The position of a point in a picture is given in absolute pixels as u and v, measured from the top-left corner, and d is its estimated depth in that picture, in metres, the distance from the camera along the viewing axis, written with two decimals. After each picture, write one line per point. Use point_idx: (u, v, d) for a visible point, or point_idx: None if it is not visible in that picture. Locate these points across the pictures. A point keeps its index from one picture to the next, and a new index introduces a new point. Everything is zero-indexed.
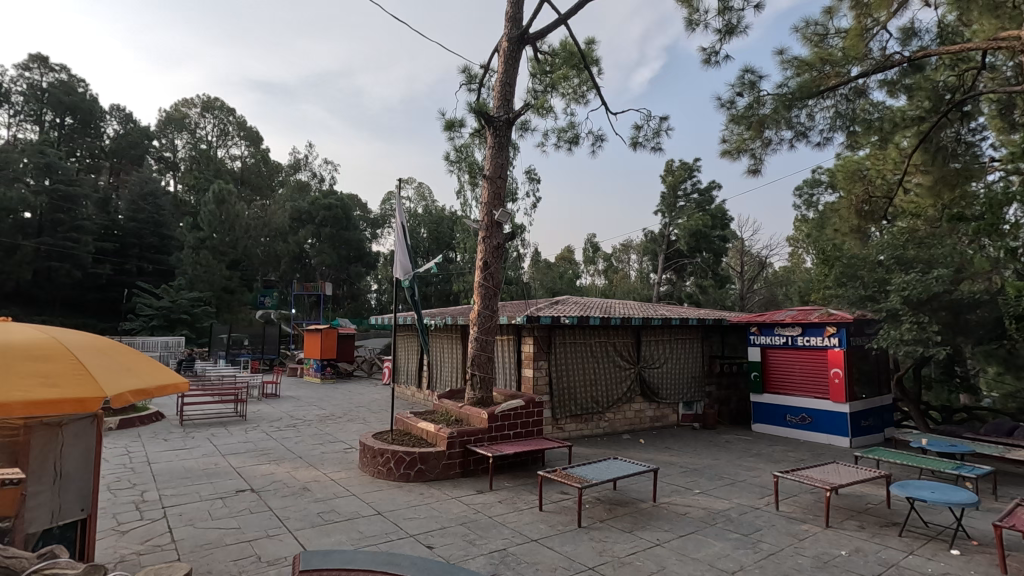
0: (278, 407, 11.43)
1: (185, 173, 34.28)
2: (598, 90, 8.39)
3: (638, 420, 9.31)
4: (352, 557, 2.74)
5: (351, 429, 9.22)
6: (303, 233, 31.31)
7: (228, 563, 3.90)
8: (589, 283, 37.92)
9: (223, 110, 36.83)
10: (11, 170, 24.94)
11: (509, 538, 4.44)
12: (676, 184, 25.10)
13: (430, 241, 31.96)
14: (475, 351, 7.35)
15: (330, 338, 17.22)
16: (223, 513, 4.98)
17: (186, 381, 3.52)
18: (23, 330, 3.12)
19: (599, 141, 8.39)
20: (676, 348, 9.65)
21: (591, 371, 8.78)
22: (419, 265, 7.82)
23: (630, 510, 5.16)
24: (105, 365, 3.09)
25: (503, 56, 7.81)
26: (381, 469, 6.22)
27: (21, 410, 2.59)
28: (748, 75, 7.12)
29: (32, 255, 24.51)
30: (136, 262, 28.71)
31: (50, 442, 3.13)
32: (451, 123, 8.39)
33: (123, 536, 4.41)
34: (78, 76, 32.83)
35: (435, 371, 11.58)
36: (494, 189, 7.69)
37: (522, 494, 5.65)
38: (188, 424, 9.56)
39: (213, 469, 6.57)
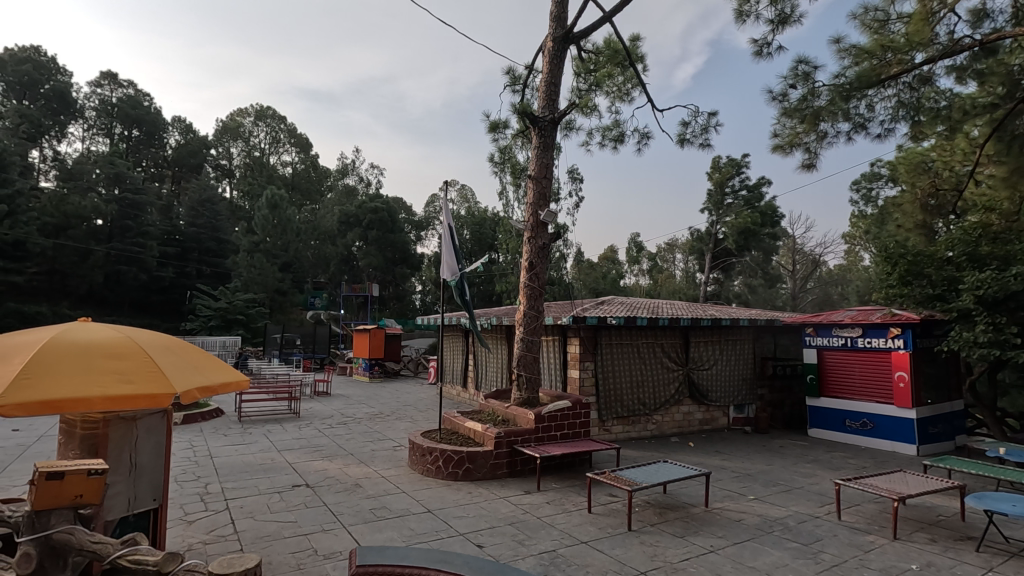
0: (330, 405, 11.76)
1: (240, 180, 35.83)
2: (643, 87, 8.28)
3: (687, 422, 9.10)
4: (406, 553, 2.78)
5: (399, 428, 9.38)
6: (351, 236, 32.02)
7: (287, 555, 4.04)
8: (633, 283, 37.34)
9: (275, 118, 38.15)
10: (84, 181, 26.87)
11: (558, 539, 4.43)
12: (723, 181, 24.40)
13: (473, 242, 32.25)
14: (521, 351, 7.36)
15: (377, 337, 17.63)
16: (281, 507, 5.15)
17: (247, 380, 3.68)
18: (101, 330, 3.32)
19: (645, 139, 8.26)
20: (726, 349, 9.38)
21: (638, 373, 8.65)
22: (465, 265, 7.91)
23: (682, 515, 5.05)
24: (174, 363, 3.27)
25: (547, 56, 7.80)
26: (430, 467, 6.32)
27: (99, 404, 2.78)
28: (802, 66, 6.84)
29: (104, 260, 26.23)
30: (195, 265, 30.09)
31: (126, 435, 3.34)
32: (496, 124, 8.46)
33: (189, 526, 4.64)
34: (143, 91, 34.91)
35: (481, 372, 11.66)
36: (539, 189, 7.68)
37: (570, 495, 5.63)
38: (246, 419, 9.96)
39: (270, 463, 6.82)
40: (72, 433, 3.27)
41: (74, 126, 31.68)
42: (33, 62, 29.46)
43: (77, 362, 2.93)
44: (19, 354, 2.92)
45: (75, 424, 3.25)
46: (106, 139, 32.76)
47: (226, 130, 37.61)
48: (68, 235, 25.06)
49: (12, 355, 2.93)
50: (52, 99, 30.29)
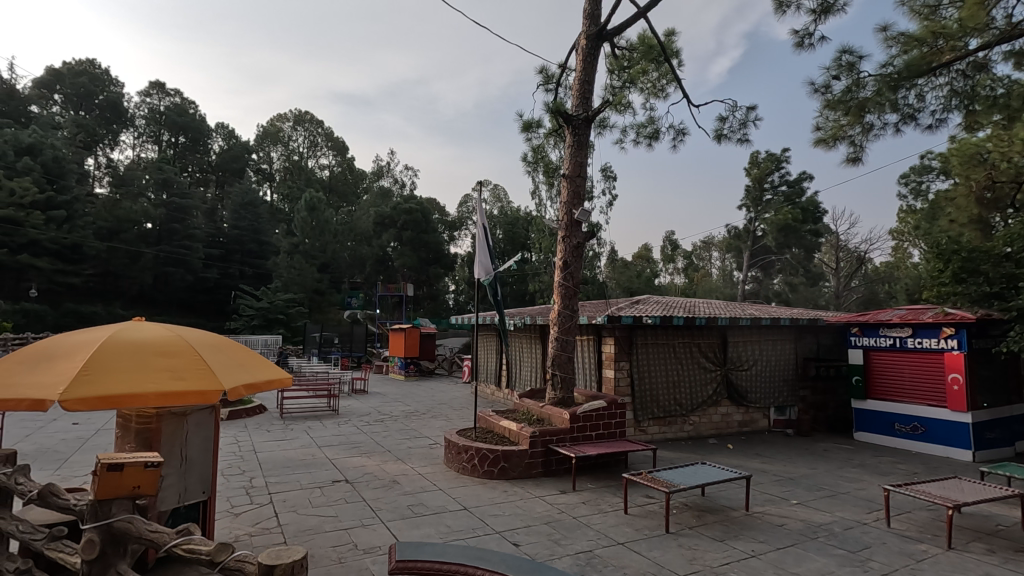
0: (367, 403, 11.98)
1: (280, 183, 36.86)
2: (678, 83, 8.16)
3: (725, 424, 8.90)
4: (443, 550, 2.82)
5: (434, 426, 9.50)
6: (386, 237, 32.51)
7: (328, 549, 4.15)
8: (668, 282, 36.78)
9: (313, 122, 39.02)
10: (135, 186, 28.14)
11: (594, 539, 4.40)
12: (762, 177, 23.76)
13: (506, 242, 32.36)
14: (555, 350, 7.34)
15: (412, 337, 17.89)
16: (322, 502, 5.29)
17: (290, 377, 3.79)
18: (153, 328, 3.47)
19: (681, 135, 8.12)
20: (766, 349, 9.14)
21: (674, 374, 8.52)
22: (499, 265, 7.94)
23: (721, 518, 4.95)
24: (222, 360, 3.40)
25: (581, 54, 7.76)
26: (465, 465, 6.38)
27: (154, 400, 2.91)
28: (847, 56, 6.61)
29: (153, 261, 27.42)
30: (238, 266, 30.87)
31: (177, 430, 3.50)
32: (529, 124, 8.46)
33: (236, 518, 4.81)
34: (189, 99, 36.30)
35: (515, 371, 11.69)
36: (573, 188, 7.64)
37: (606, 496, 5.59)
38: (287, 416, 10.26)
39: (312, 459, 7.01)
40: (127, 427, 3.41)
41: (126, 134, 33.23)
42: (89, 75, 31.29)
43: (132, 360, 3.07)
44: (80, 352, 3.09)
45: (131, 419, 3.41)
46: (155, 146, 34.21)
47: (267, 135, 38.71)
48: (121, 239, 26.32)
49: (74, 353, 3.09)
50: (105, 109, 31.88)
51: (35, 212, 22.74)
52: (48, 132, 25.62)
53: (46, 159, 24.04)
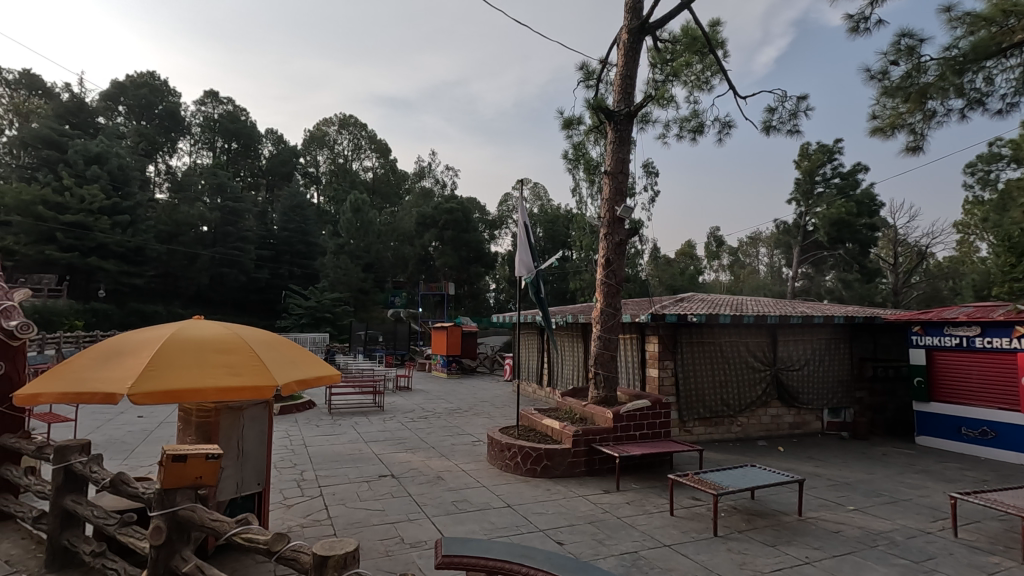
0: (411, 400, 12.20)
1: (326, 186, 37.93)
2: (724, 75, 7.94)
3: (775, 425, 8.61)
4: (488, 547, 2.83)
5: (477, 423, 9.58)
6: (428, 236, 32.90)
7: (376, 542, 4.25)
8: (712, 279, 35.88)
9: (357, 126, 39.85)
10: (191, 192, 29.59)
11: (639, 541, 4.34)
12: (813, 170, 22.90)
13: (547, 240, 32.31)
14: (598, 349, 7.28)
15: (455, 335, 18.11)
16: (369, 496, 5.43)
17: (339, 373, 3.90)
18: (212, 327, 3.63)
19: (727, 128, 7.90)
20: (819, 348, 8.79)
21: (721, 374, 8.30)
22: (540, 262, 7.92)
23: (772, 523, 4.79)
24: (275, 357, 3.53)
25: (623, 49, 7.65)
26: (508, 462, 6.41)
27: (215, 395, 3.04)
28: (906, 40, 6.27)
29: (208, 263, 28.76)
30: (287, 266, 31.86)
31: (234, 424, 3.68)
32: (569, 121, 8.42)
33: (289, 510, 4.99)
34: (240, 106, 37.77)
35: (557, 370, 11.66)
36: (615, 185, 7.55)
37: (651, 497, 5.50)
38: (336, 412, 10.58)
39: (359, 454, 7.19)
40: (188, 421, 3.60)
41: (183, 141, 35.01)
42: (150, 87, 33.17)
43: (193, 357, 3.23)
44: (144, 350, 3.26)
45: (192, 413, 3.61)
46: (210, 152, 35.84)
47: (313, 139, 39.91)
48: (179, 241, 27.74)
49: (141, 350, 3.28)
50: (165, 119, 33.68)
51: (102, 217, 24.23)
52: (114, 142, 27.23)
53: (112, 167, 25.56)
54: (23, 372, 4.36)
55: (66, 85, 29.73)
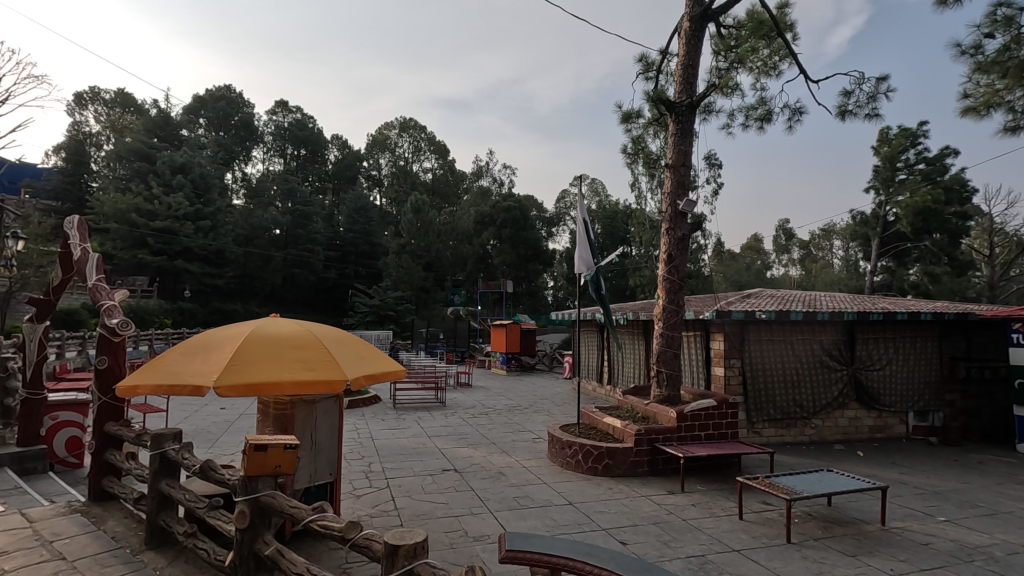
0: (472, 396, 12.39)
1: (388, 188, 39.08)
2: (793, 59, 7.53)
3: (854, 429, 8.12)
4: (551, 544, 2.83)
5: (538, 420, 9.59)
6: (486, 234, 33.23)
7: (441, 534, 4.35)
8: (781, 275, 34.22)
9: (417, 129, 40.55)
10: (265, 197, 31.35)
11: (706, 544, 4.21)
12: (894, 155, 21.37)
13: (605, 237, 31.88)
14: (660, 347, 7.11)
15: (513, 333, 18.25)
16: (434, 489, 5.57)
17: (403, 369, 4.00)
18: (287, 324, 3.84)
19: (798, 114, 7.50)
20: (902, 347, 8.20)
21: (793, 372, 7.91)
22: (600, 259, 7.82)
23: (851, 532, 4.53)
24: (345, 353, 3.68)
25: (684, 37, 7.42)
26: (569, 460, 6.40)
27: (290, 388, 3.21)
28: (1002, 10, 5.73)
29: (281, 264, 30.38)
30: (353, 266, 33.03)
31: (307, 416, 3.88)
32: (628, 115, 8.27)
33: (358, 500, 5.20)
34: (308, 114, 39.56)
35: (618, 368, 11.51)
36: (677, 178, 7.33)
37: (719, 500, 5.33)
38: (400, 407, 10.92)
39: (423, 448, 7.38)
40: (267, 412, 3.83)
41: (257, 149, 37.32)
42: (226, 99, 35.75)
43: (271, 352, 3.42)
44: (227, 345, 3.50)
45: (269, 405, 3.83)
46: (281, 159, 37.81)
47: (376, 143, 41.21)
48: (255, 244, 29.49)
49: (224, 345, 3.52)
50: (240, 128, 36.31)
51: (186, 223, 26.16)
52: (196, 152, 29.28)
53: (194, 175, 27.48)
54: (124, 366, 4.76)
55: (155, 101, 32.31)
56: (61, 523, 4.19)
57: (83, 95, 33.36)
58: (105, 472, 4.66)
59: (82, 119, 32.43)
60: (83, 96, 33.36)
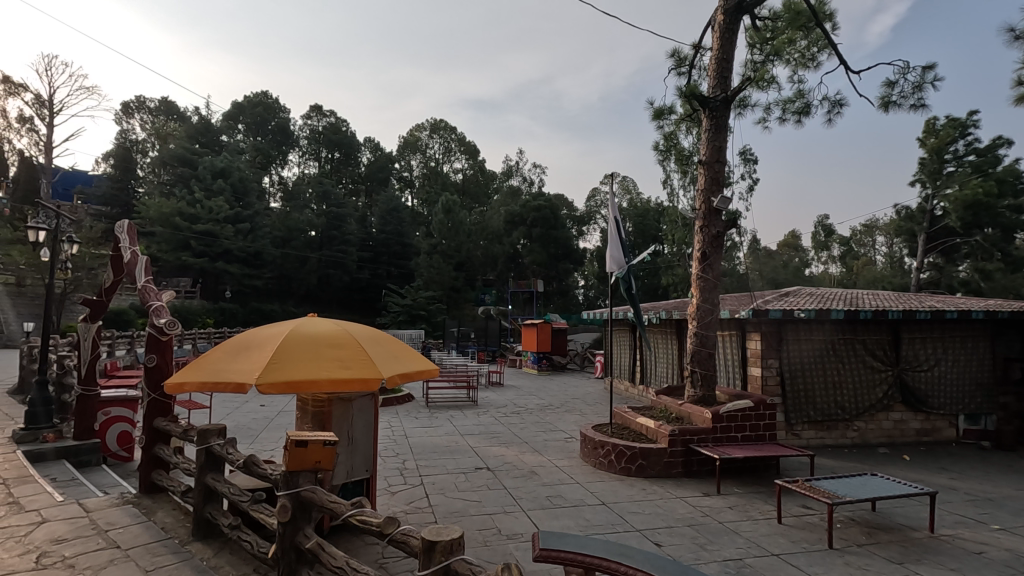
0: (503, 396, 12.43)
1: (420, 189, 39.55)
2: (833, 49, 7.31)
3: (899, 432, 7.83)
4: (586, 543, 2.82)
5: (569, 420, 9.56)
6: (517, 234, 33.35)
7: (475, 532, 4.38)
8: (820, 272, 33.22)
9: (447, 129, 40.66)
10: (300, 200, 32.12)
11: (744, 548, 4.13)
12: (941, 147, 20.48)
13: (637, 235, 31.53)
14: (694, 346, 6.99)
15: (544, 332, 18.24)
16: (467, 487, 5.61)
17: (436, 368, 4.05)
18: (324, 323, 3.93)
19: (838, 107, 7.28)
20: (951, 346, 7.84)
21: (834, 374, 7.69)
22: (631, 258, 7.74)
23: (897, 539, 4.36)
24: (380, 353, 3.75)
25: (718, 31, 7.27)
26: (602, 460, 6.36)
27: (328, 385, 3.29)
28: None
29: (317, 265, 31.08)
30: (386, 266, 33.50)
31: (344, 413, 3.98)
32: (660, 111, 8.17)
33: (393, 497, 5.28)
34: (341, 118, 40.35)
35: (651, 368, 11.38)
36: (711, 174, 7.20)
37: (756, 503, 5.21)
38: (433, 405, 11.06)
39: (455, 446, 7.45)
40: (305, 410, 3.94)
41: (293, 153, 38.27)
42: (263, 105, 36.85)
43: (309, 351, 3.51)
44: (268, 344, 3.61)
45: (308, 403, 3.94)
46: (315, 162, 38.68)
47: (407, 144, 41.76)
48: (291, 245, 30.28)
49: (265, 344, 3.63)
50: (276, 133, 37.34)
51: (226, 226, 27.04)
52: (235, 157, 30.23)
53: (234, 180, 28.39)
54: (171, 364, 4.96)
55: (196, 108, 33.51)
56: (115, 514, 4.39)
57: (129, 104, 34.86)
58: (153, 465, 4.85)
59: (129, 127, 33.87)
60: (129, 105, 34.87)
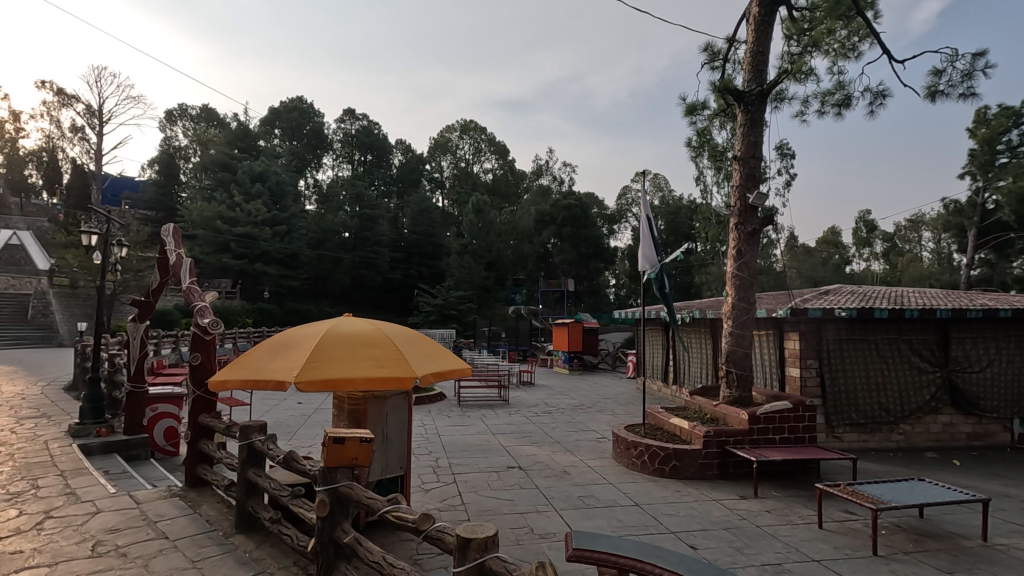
0: (535, 395, 12.43)
1: (450, 190, 39.88)
2: (875, 38, 7.04)
3: (948, 436, 7.51)
4: (620, 544, 2.81)
5: (601, 420, 9.49)
6: (547, 233, 33.30)
7: (508, 530, 4.42)
8: (862, 269, 32.08)
9: (477, 130, 40.77)
10: (334, 202, 32.79)
11: (783, 552, 4.03)
12: (992, 138, 19.49)
13: (669, 233, 31.07)
14: (729, 346, 6.86)
15: (576, 331, 18.16)
16: (499, 486, 5.65)
17: (468, 367, 4.08)
18: (359, 322, 4.01)
19: (881, 97, 7.01)
20: (1005, 347, 7.46)
21: (878, 375, 7.42)
22: (664, 256, 7.63)
23: (947, 547, 4.19)
24: (414, 352, 3.80)
25: (753, 24, 7.10)
26: (635, 461, 6.30)
27: (364, 384, 3.36)
28: None
29: (350, 265, 31.67)
30: (417, 267, 33.93)
31: (379, 411, 4.05)
32: (692, 107, 8.03)
33: (427, 494, 5.35)
34: (373, 121, 41.02)
35: (685, 368, 11.21)
36: (746, 170, 7.03)
37: (796, 507, 5.08)
38: (465, 404, 11.15)
39: (487, 445, 7.50)
40: (341, 407, 4.02)
41: (327, 157, 39.13)
42: (299, 110, 37.77)
43: (345, 350, 3.59)
44: (306, 343, 3.70)
45: (344, 401, 4.03)
46: (348, 165, 39.44)
47: (438, 146, 42.14)
48: (326, 246, 30.93)
49: (304, 343, 3.72)
50: (311, 137, 38.22)
51: (264, 228, 27.82)
52: (271, 161, 31.07)
53: (271, 184, 29.19)
54: (215, 362, 5.15)
55: (235, 115, 34.61)
56: (163, 506, 4.58)
57: (173, 112, 36.25)
58: (198, 460, 5.04)
59: (173, 135, 35.21)
60: (173, 113, 36.27)
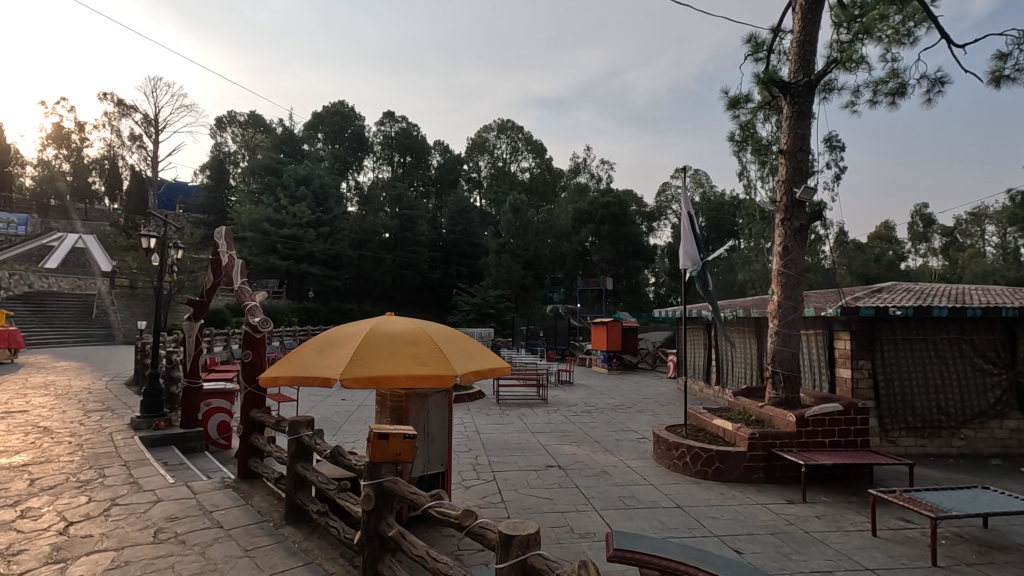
0: (573, 394, 12.38)
1: (488, 189, 40.11)
2: (933, 22, 6.69)
3: (1015, 442, 7.07)
4: (662, 546, 2.78)
5: (641, 420, 9.38)
6: (585, 232, 33.10)
7: (548, 529, 4.43)
8: (919, 266, 30.52)
9: (514, 129, 40.83)
10: (375, 203, 33.49)
11: (833, 560, 3.90)
12: None
13: (710, 230, 30.38)
14: (775, 346, 6.66)
15: (615, 330, 17.97)
16: (538, 484, 5.66)
17: (507, 365, 4.10)
18: (400, 321, 4.10)
19: (939, 84, 6.66)
20: None
21: (936, 377, 7.07)
22: (707, 254, 7.46)
23: (1014, 560, 3.95)
24: (453, 350, 3.86)
25: (799, 14, 6.87)
26: (677, 462, 6.20)
27: (406, 381, 3.43)
28: None
29: (391, 265, 32.29)
30: (456, 266, 34.30)
31: (420, 408, 4.13)
32: (735, 100, 7.83)
33: (467, 491, 5.42)
34: (412, 123, 41.68)
35: (728, 367, 10.95)
36: (793, 164, 6.79)
37: (847, 513, 4.89)
38: (504, 402, 11.22)
39: (526, 443, 7.53)
40: (384, 404, 4.13)
41: (368, 159, 40.02)
42: (341, 114, 38.79)
43: (388, 348, 3.68)
44: (351, 341, 3.81)
45: (386, 397, 4.12)
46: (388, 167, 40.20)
47: (475, 146, 42.42)
48: (367, 247, 31.62)
49: (348, 342, 3.83)
50: (353, 140, 39.15)
51: (309, 230, 28.64)
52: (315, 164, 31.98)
53: (315, 186, 30.08)
54: (264, 359, 5.35)
55: (281, 120, 35.84)
56: (218, 496, 4.79)
57: (223, 120, 37.84)
58: (250, 453, 5.25)
59: (223, 141, 36.75)
60: (222, 120, 37.85)
